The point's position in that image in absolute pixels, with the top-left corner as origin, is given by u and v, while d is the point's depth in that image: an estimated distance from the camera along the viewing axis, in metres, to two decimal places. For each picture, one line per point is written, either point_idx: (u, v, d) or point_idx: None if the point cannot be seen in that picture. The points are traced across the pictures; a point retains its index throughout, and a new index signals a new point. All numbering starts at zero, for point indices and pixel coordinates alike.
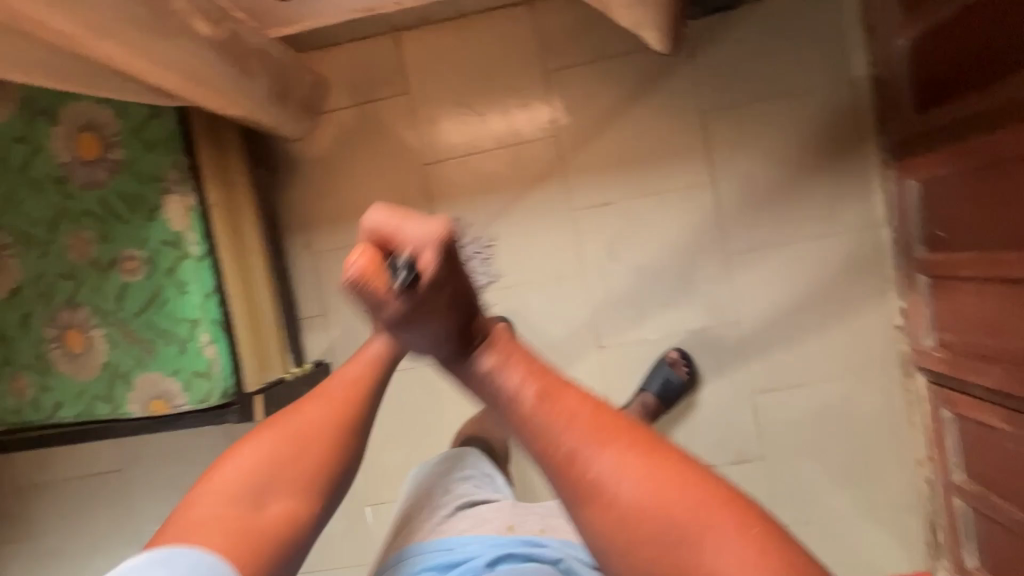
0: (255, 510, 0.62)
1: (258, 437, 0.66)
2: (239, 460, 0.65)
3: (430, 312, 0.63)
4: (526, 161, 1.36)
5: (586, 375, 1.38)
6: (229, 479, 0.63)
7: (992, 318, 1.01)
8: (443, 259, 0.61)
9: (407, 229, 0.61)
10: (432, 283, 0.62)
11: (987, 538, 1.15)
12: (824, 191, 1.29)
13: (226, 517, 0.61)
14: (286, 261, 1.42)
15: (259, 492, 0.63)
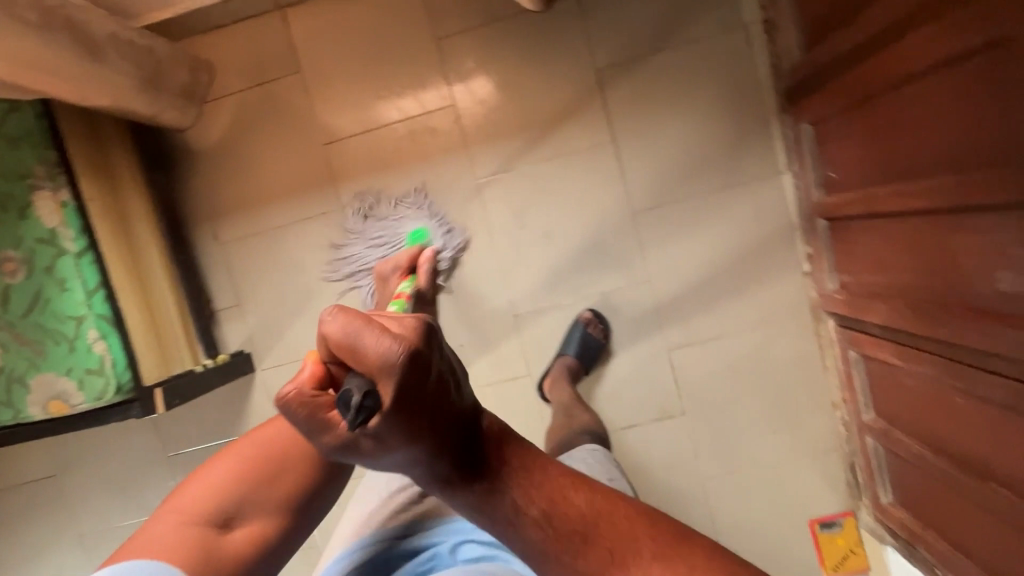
0: (224, 529, 0.59)
1: (227, 457, 0.64)
2: (203, 479, 0.61)
3: (391, 447, 0.37)
4: (425, 134, 1.34)
5: (505, 346, 1.37)
6: (191, 498, 0.60)
7: (879, 255, 1.01)
8: (412, 377, 0.35)
9: (360, 342, 0.35)
10: (396, 413, 0.35)
11: (897, 474, 1.16)
12: (725, 140, 1.27)
13: (186, 530, 0.57)
14: (195, 253, 1.39)
15: (231, 509, 0.60)
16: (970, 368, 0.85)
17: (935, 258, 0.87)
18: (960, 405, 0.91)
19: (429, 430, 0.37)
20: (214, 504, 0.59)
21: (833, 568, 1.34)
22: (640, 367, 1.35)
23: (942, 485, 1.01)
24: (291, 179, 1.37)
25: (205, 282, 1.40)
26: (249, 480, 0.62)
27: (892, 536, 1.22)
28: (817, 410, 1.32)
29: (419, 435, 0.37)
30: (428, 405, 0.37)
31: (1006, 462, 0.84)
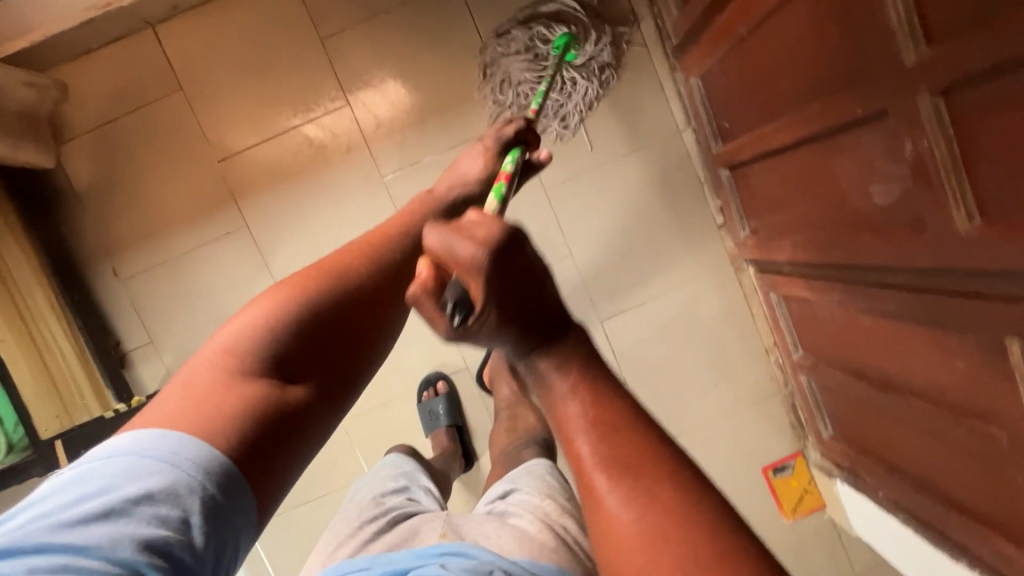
0: (284, 381, 0.51)
1: (273, 292, 0.55)
2: (248, 317, 0.53)
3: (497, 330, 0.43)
4: (324, 138, 1.30)
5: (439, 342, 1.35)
6: (236, 338, 0.52)
7: (777, 193, 1.03)
8: (498, 264, 0.42)
9: (460, 242, 0.43)
10: (495, 297, 0.42)
11: (833, 405, 1.19)
12: (624, 105, 1.28)
13: (233, 385, 0.49)
14: (95, 294, 1.30)
15: (287, 353, 0.52)
16: (869, 286, 0.87)
17: (820, 187, 0.89)
18: (868, 325, 0.93)
19: (527, 316, 0.43)
20: (264, 345, 0.52)
21: (792, 510, 1.36)
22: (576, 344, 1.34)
23: (868, 407, 1.04)
24: (190, 202, 1.30)
25: (112, 323, 1.31)
26: (302, 318, 0.54)
27: (838, 469, 1.24)
28: (753, 358, 1.34)
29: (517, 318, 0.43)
30: (519, 291, 0.43)
31: (914, 371, 0.86)
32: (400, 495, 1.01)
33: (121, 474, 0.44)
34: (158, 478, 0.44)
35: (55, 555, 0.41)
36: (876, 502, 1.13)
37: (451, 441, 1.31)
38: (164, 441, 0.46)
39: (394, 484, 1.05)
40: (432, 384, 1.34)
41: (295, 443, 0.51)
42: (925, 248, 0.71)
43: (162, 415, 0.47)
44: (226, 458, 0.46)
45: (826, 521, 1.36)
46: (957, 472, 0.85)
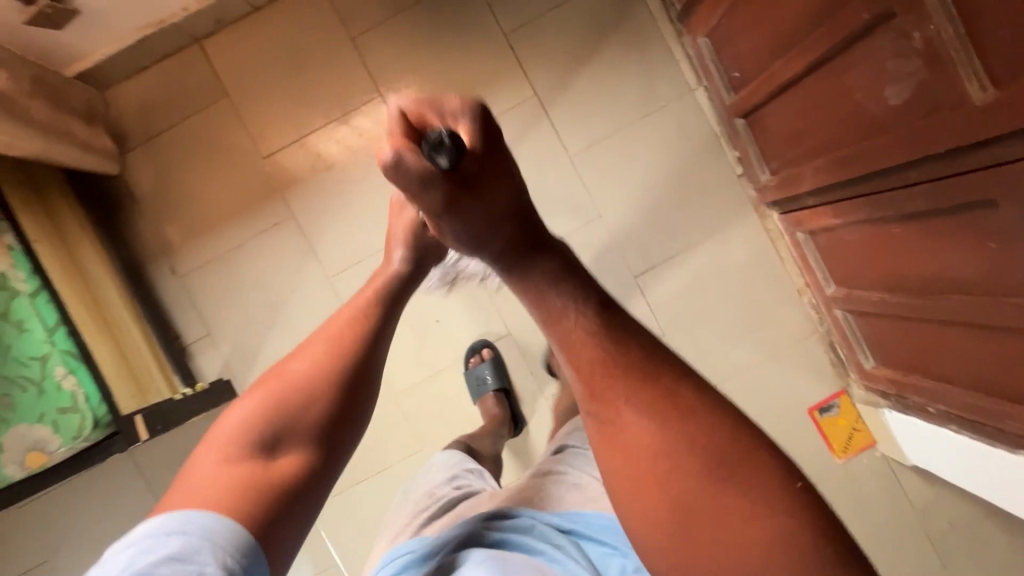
0: (277, 463, 0.51)
1: (254, 388, 0.55)
2: (238, 410, 0.53)
3: (481, 190, 0.46)
4: (360, 129, 1.39)
5: (480, 312, 1.40)
6: (227, 431, 0.52)
7: (793, 127, 1.09)
8: (483, 124, 0.46)
9: (442, 104, 0.48)
10: (479, 151, 0.46)
11: (871, 332, 1.22)
12: (637, 72, 1.37)
13: (226, 475, 0.49)
14: (156, 292, 1.39)
15: (273, 435, 0.52)
16: (894, 191, 0.92)
17: (836, 107, 0.95)
18: (898, 235, 0.98)
19: (506, 183, 0.47)
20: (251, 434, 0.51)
21: (843, 450, 1.37)
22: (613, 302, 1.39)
23: (908, 320, 1.07)
24: (239, 199, 1.40)
25: (173, 319, 1.39)
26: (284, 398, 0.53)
27: (885, 396, 1.27)
28: (786, 301, 1.38)
29: (495, 185, 0.46)
30: (498, 162, 0.47)
31: (950, 266, 0.90)
32: (451, 483, 1.04)
33: (138, 543, 0.46)
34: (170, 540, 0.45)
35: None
36: (928, 418, 1.15)
37: (500, 407, 1.35)
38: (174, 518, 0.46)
39: (444, 476, 1.08)
40: (477, 351, 1.39)
41: (297, 518, 0.51)
42: (945, 134, 0.76)
43: (175, 503, 0.49)
44: (228, 528, 0.47)
45: (877, 458, 1.37)
46: (1003, 359, 0.88)
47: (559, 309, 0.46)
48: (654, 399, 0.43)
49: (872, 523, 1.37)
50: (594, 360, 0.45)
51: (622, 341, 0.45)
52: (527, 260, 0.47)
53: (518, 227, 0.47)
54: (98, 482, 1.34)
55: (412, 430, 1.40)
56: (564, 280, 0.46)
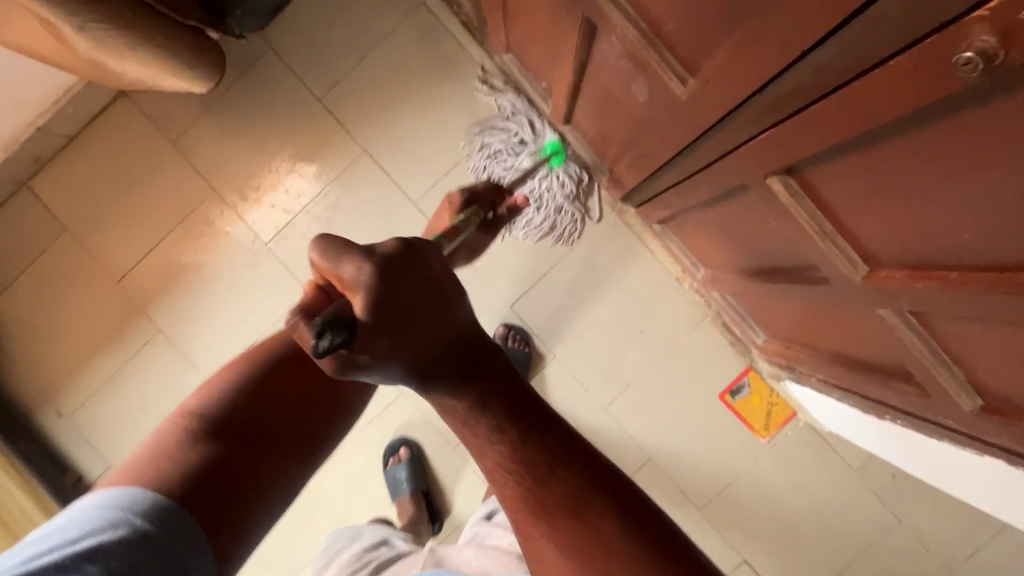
0: (234, 445, 0.59)
1: (228, 369, 0.64)
2: (203, 395, 0.61)
3: (366, 358, 0.45)
4: (204, 230, 1.37)
5: (390, 410, 1.41)
6: (197, 404, 0.60)
7: (599, 129, 1.05)
8: (382, 286, 0.46)
9: (340, 257, 0.46)
10: (371, 316, 0.45)
11: (748, 308, 1.17)
12: (459, 100, 1.32)
13: (194, 445, 0.57)
14: (45, 438, 1.38)
15: (235, 427, 0.60)
16: (687, 181, 0.88)
17: (612, 109, 0.91)
18: (715, 219, 0.93)
19: (415, 333, 0.47)
20: (218, 412, 0.60)
21: (765, 428, 1.32)
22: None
23: (764, 297, 1.01)
24: (105, 329, 1.38)
25: (70, 462, 1.38)
26: (250, 399, 0.62)
27: (782, 370, 1.20)
28: (667, 291, 1.32)
29: (402, 339, 0.46)
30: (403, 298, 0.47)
31: (759, 244, 0.85)
32: (378, 545, 1.05)
33: (70, 532, 0.52)
34: (110, 525, 0.52)
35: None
36: (816, 388, 1.09)
37: (417, 507, 1.35)
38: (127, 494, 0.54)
39: (371, 537, 1.08)
40: (396, 450, 1.39)
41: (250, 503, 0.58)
42: (683, 124, 0.71)
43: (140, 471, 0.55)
44: (167, 506, 0.54)
45: (803, 427, 1.31)
46: (838, 328, 0.83)
47: (476, 446, 0.49)
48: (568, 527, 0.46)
49: (815, 494, 1.32)
50: (511, 492, 0.48)
51: (535, 477, 0.47)
52: (441, 393, 0.49)
53: (454, 376, 0.49)
54: None
55: (332, 513, 1.38)
56: (483, 419, 0.48)
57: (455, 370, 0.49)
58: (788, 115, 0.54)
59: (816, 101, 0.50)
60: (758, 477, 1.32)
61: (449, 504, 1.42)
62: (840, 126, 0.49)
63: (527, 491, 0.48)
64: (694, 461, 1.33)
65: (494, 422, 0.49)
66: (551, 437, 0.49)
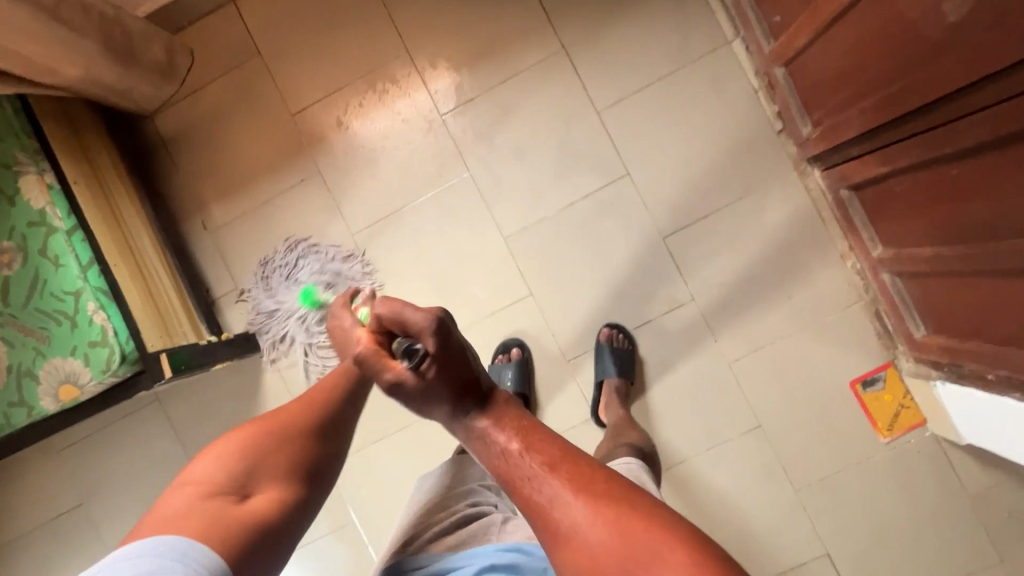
0: (251, 502, 0.64)
1: (231, 437, 0.69)
2: (213, 458, 0.67)
3: (429, 376, 0.54)
4: (386, 87, 1.38)
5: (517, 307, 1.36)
6: (206, 472, 0.65)
7: (837, 70, 1.02)
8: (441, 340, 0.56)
9: (408, 314, 0.57)
10: (432, 357, 0.55)
11: (923, 296, 1.13)
12: (672, 22, 1.30)
13: (204, 504, 0.62)
14: (187, 243, 1.43)
15: (246, 482, 0.65)
16: (950, 125, 0.85)
17: (885, 37, 0.88)
18: (955, 177, 0.90)
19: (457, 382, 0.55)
20: (229, 476, 0.65)
21: (888, 428, 1.28)
22: (651, 273, 1.33)
23: (969, 277, 0.97)
24: (269, 157, 1.42)
25: (203, 272, 1.42)
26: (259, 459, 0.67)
27: (938, 368, 1.16)
28: (826, 266, 1.29)
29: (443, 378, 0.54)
30: (452, 354, 0.56)
31: (1014, 205, 0.81)
32: (465, 496, 0.90)
33: (117, 571, 0.53)
34: (141, 571, 0.53)
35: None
36: (988, 388, 1.05)
37: None
38: (161, 543, 0.56)
39: (457, 483, 0.93)
40: (508, 349, 1.35)
41: (265, 554, 0.62)
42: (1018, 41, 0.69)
43: (152, 530, 0.58)
44: (220, 560, 0.57)
45: (927, 438, 1.27)
46: None
47: (488, 436, 0.53)
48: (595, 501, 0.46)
49: (920, 509, 1.27)
50: (542, 477, 0.48)
51: (555, 453, 0.50)
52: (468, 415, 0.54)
53: (454, 400, 0.54)
54: (136, 425, 1.45)
55: None
56: (497, 422, 0.53)
57: (459, 399, 0.55)
58: None
59: None
60: (865, 476, 1.29)
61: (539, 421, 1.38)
62: None
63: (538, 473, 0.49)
64: (804, 442, 1.30)
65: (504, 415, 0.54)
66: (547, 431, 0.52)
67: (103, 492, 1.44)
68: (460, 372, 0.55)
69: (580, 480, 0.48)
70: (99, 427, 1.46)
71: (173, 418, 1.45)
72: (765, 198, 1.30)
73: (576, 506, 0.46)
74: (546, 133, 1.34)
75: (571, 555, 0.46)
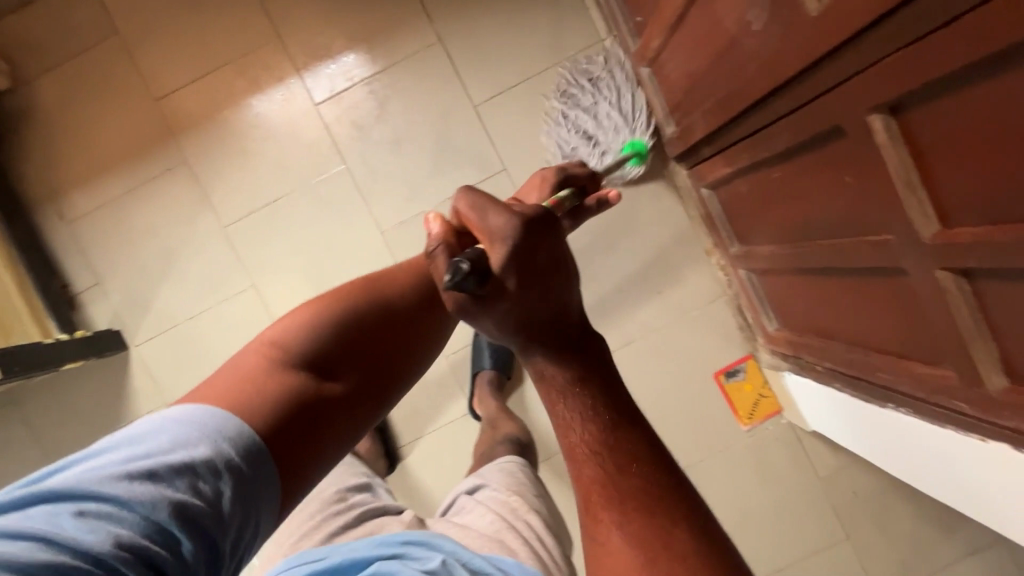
0: (331, 387, 0.63)
1: (322, 298, 0.67)
2: (302, 316, 0.65)
3: (512, 289, 0.50)
4: (255, 72, 1.33)
5: None
6: (290, 335, 0.63)
7: (683, 71, 1.05)
8: (520, 242, 0.51)
9: (488, 214, 0.53)
10: (505, 262, 0.50)
11: (771, 292, 1.18)
12: (546, 17, 1.30)
13: (277, 375, 0.60)
14: (40, 235, 1.34)
15: (327, 359, 0.63)
16: (765, 130, 0.88)
17: (710, 42, 0.91)
18: (776, 180, 0.94)
19: (531, 295, 0.50)
20: (311, 351, 0.63)
21: (748, 417, 1.34)
22: None
23: (800, 274, 1.01)
24: (131, 143, 1.34)
25: (59, 266, 1.34)
26: (339, 337, 0.65)
27: (785, 359, 1.23)
28: (694, 262, 1.33)
29: (524, 293, 0.50)
30: (534, 265, 0.51)
31: (816, 208, 0.86)
32: (359, 488, 0.99)
33: (169, 442, 0.52)
34: (191, 453, 0.52)
35: (101, 502, 0.48)
36: (819, 379, 1.12)
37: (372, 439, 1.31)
38: (225, 419, 0.55)
39: (353, 476, 1.02)
40: None
41: (317, 453, 0.60)
42: (797, 53, 0.72)
43: (230, 396, 0.57)
44: (256, 437, 0.56)
45: (784, 425, 1.34)
46: (869, 310, 0.85)
47: (562, 420, 0.52)
48: (642, 523, 0.49)
49: (776, 492, 1.35)
50: (620, 484, 0.50)
51: (625, 471, 0.50)
52: (547, 355, 0.52)
53: (547, 345, 0.52)
54: None
55: None
56: (575, 396, 0.52)
57: (545, 327, 0.52)
58: (928, 32, 0.54)
59: (965, 15, 0.50)
60: (728, 463, 1.35)
61: (419, 415, 1.38)
62: (962, 52, 0.52)
63: (604, 475, 0.50)
64: (672, 431, 1.35)
65: (592, 404, 0.52)
66: (641, 437, 0.52)
67: None
68: (538, 287, 0.51)
69: (633, 499, 0.49)
70: None
71: (30, 420, 1.36)
72: (637, 195, 1.33)
73: (620, 521, 0.49)
74: (422, 126, 1.32)
75: (604, 556, 0.49)
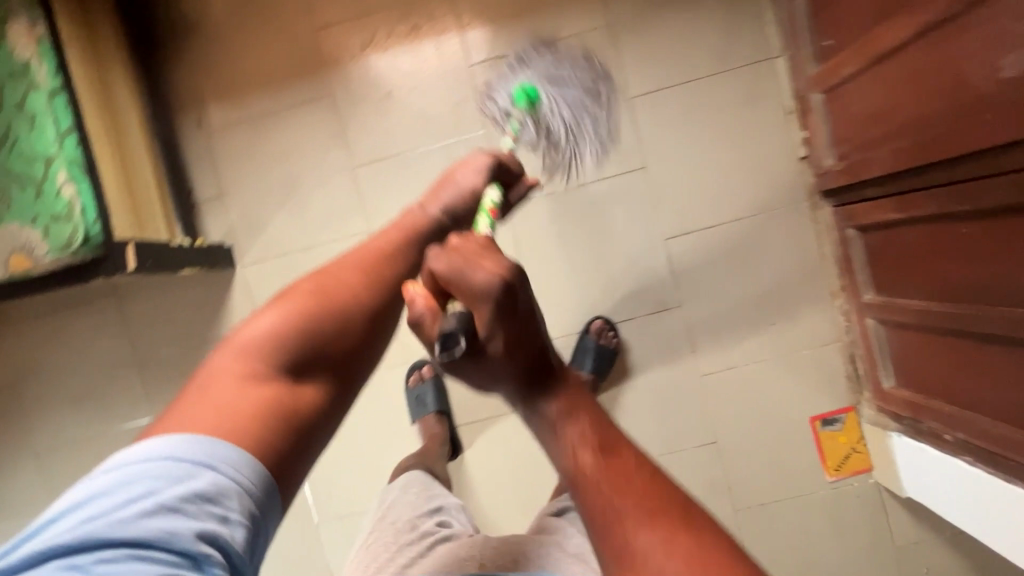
0: (300, 386, 0.59)
1: (283, 303, 0.62)
2: (259, 327, 0.60)
3: (499, 349, 0.51)
4: (417, 21, 1.32)
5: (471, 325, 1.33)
6: (254, 349, 0.58)
7: (874, 106, 1.01)
8: (502, 305, 0.50)
9: (470, 274, 0.51)
10: (501, 334, 0.51)
11: (899, 348, 1.15)
12: (722, 24, 1.27)
13: (251, 389, 0.56)
14: (175, 138, 1.35)
15: (293, 363, 0.59)
16: (973, 182, 0.85)
17: (931, 82, 0.87)
18: (962, 236, 0.91)
19: (518, 348, 0.51)
20: (275, 356, 0.58)
21: (836, 468, 1.31)
22: (645, 271, 1.32)
23: (952, 336, 0.98)
24: (281, 67, 1.34)
25: (187, 173, 1.35)
26: (304, 342, 0.60)
27: (896, 418, 1.19)
28: (816, 302, 1.30)
29: (515, 353, 0.51)
30: (518, 320, 0.51)
31: (1011, 273, 0.82)
32: (431, 514, 0.94)
33: (159, 480, 0.48)
34: (187, 486, 0.48)
35: (117, 548, 0.44)
36: (937, 445, 1.09)
37: (443, 429, 1.31)
38: (206, 443, 0.51)
39: (424, 501, 0.98)
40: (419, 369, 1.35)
41: (300, 448, 0.57)
42: None
43: (200, 421, 0.52)
44: (251, 456, 0.52)
45: (870, 485, 1.30)
46: None
47: (559, 423, 0.51)
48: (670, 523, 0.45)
49: (847, 550, 1.31)
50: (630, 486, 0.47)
51: (632, 464, 0.48)
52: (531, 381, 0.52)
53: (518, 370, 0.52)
54: (87, 314, 1.39)
55: (399, 341, 1.38)
56: (571, 413, 0.51)
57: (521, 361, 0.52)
58: None
59: None
60: (803, 510, 1.32)
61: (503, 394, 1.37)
62: None
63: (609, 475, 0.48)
64: (752, 465, 1.32)
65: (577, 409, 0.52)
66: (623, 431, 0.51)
67: (42, 375, 1.39)
68: (521, 341, 0.51)
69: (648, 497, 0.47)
70: (47, 308, 1.39)
71: (127, 315, 1.38)
72: (773, 220, 1.30)
73: (642, 522, 0.46)
74: None
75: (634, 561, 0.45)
